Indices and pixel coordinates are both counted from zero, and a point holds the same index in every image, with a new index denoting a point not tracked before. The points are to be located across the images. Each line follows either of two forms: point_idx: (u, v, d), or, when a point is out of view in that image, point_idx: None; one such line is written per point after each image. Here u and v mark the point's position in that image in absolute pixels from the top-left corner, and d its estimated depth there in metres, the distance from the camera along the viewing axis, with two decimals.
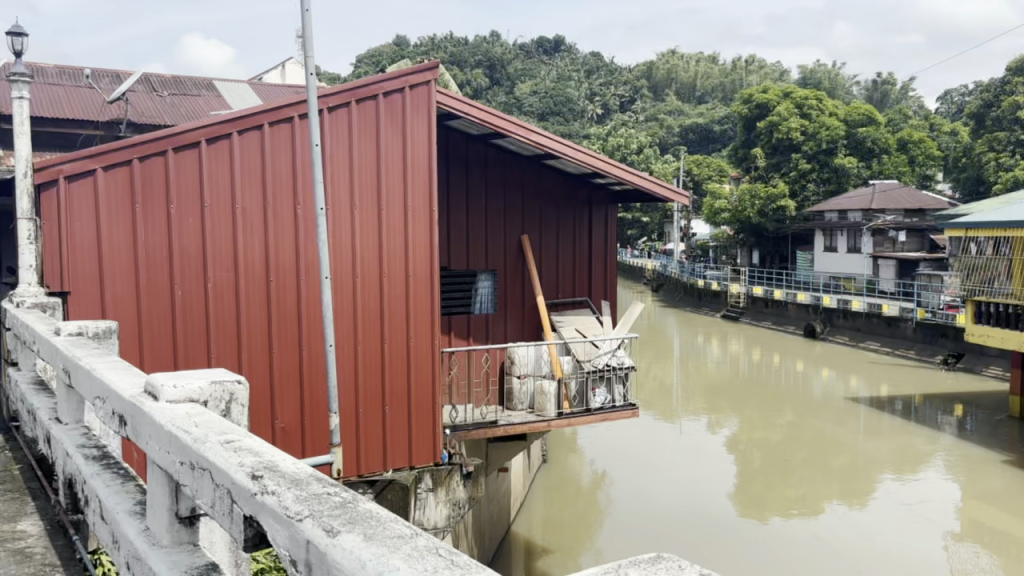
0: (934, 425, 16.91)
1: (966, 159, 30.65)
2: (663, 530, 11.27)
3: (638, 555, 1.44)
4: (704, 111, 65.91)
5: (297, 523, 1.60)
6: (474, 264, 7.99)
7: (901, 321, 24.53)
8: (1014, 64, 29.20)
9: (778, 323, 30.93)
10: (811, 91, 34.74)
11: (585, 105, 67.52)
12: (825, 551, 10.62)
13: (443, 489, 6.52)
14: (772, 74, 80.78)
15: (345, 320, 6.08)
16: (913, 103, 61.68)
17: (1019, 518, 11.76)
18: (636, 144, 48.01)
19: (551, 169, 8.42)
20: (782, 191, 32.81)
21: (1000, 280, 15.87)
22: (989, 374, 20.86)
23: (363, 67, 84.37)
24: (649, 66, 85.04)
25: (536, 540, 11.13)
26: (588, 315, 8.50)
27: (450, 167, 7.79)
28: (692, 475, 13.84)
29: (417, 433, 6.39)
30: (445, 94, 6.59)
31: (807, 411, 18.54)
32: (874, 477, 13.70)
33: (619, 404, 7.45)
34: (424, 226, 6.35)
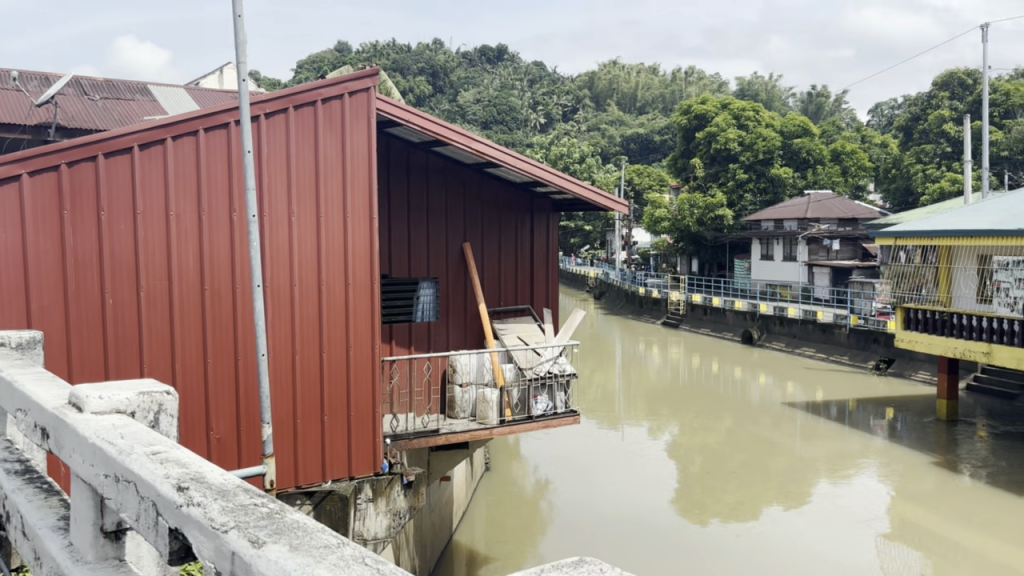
0: (867, 428, 17.38)
1: (896, 170, 31.70)
2: (605, 536, 11.35)
3: (563, 558, 1.48)
4: (645, 121, 66.88)
5: (222, 534, 1.58)
6: (416, 272, 7.95)
7: (834, 328, 25.19)
8: (940, 79, 30.51)
9: (717, 329, 31.46)
10: (748, 103, 35.49)
11: (528, 114, 67.93)
12: (761, 554, 10.80)
13: (383, 498, 6.44)
14: (711, 85, 82.23)
15: (282, 328, 5.99)
16: (846, 115, 63.42)
17: (947, 517, 12.15)
18: (579, 153, 48.47)
19: (493, 177, 8.43)
20: (720, 200, 33.48)
21: (927, 287, 16.61)
22: (918, 378, 21.48)
23: (305, 72, 83.39)
24: (592, 77, 86.05)
25: (478, 549, 11.10)
26: (530, 323, 8.54)
27: (391, 174, 7.75)
28: (633, 480, 13.96)
29: (356, 443, 6.31)
30: (385, 102, 6.56)
31: (745, 416, 18.90)
32: (809, 480, 13.99)
33: (560, 411, 7.48)
34: (365, 233, 6.31)
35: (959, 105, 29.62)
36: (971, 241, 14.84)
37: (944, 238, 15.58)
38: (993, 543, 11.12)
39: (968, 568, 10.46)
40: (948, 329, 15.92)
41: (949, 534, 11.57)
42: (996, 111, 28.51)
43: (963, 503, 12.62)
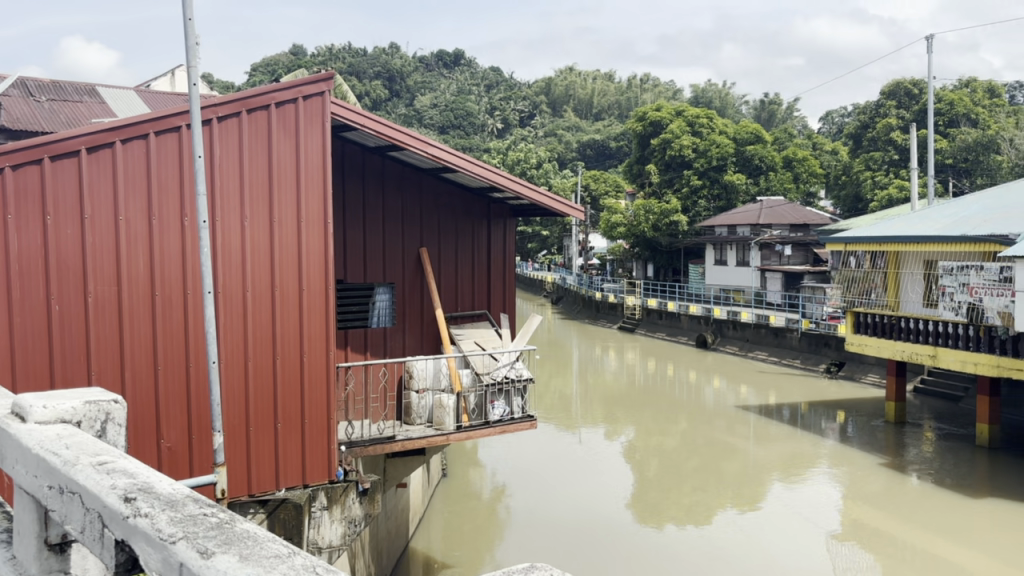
0: (818, 430, 17.69)
1: (846, 177, 32.37)
2: (562, 542, 11.37)
3: (516, 565, 1.89)
4: (601, 127, 67.38)
5: (170, 545, 1.55)
6: (371, 277, 7.91)
7: (787, 332, 25.59)
8: (887, 89, 31.37)
9: (671, 333, 31.79)
10: (702, 110, 36.00)
11: (485, 119, 68.00)
12: (716, 557, 10.89)
13: (338, 506, 6.37)
14: (665, 91, 83.06)
15: (235, 333, 5.91)
16: (798, 122, 64.57)
17: (895, 517, 12.40)
18: (536, 158, 48.68)
19: (449, 182, 8.42)
20: (674, 207, 33.84)
21: (877, 291, 17.04)
22: (868, 381, 21.88)
23: (258, 75, 82.45)
24: (548, 83, 86.50)
25: (435, 556, 11.03)
26: (487, 328, 8.54)
27: (346, 180, 7.69)
28: (590, 484, 14.02)
29: (311, 450, 6.24)
30: (340, 106, 6.52)
31: (700, 419, 19.10)
32: (764, 483, 14.15)
33: (518, 416, 7.49)
34: (319, 238, 6.25)
35: (905, 113, 30.41)
36: (919, 246, 15.20)
37: (892, 244, 15.94)
38: (942, 543, 11.33)
39: (917, 568, 10.64)
40: (896, 332, 16.22)
41: (898, 535, 11.76)
42: (941, 120, 29.32)
43: (912, 505, 12.84)
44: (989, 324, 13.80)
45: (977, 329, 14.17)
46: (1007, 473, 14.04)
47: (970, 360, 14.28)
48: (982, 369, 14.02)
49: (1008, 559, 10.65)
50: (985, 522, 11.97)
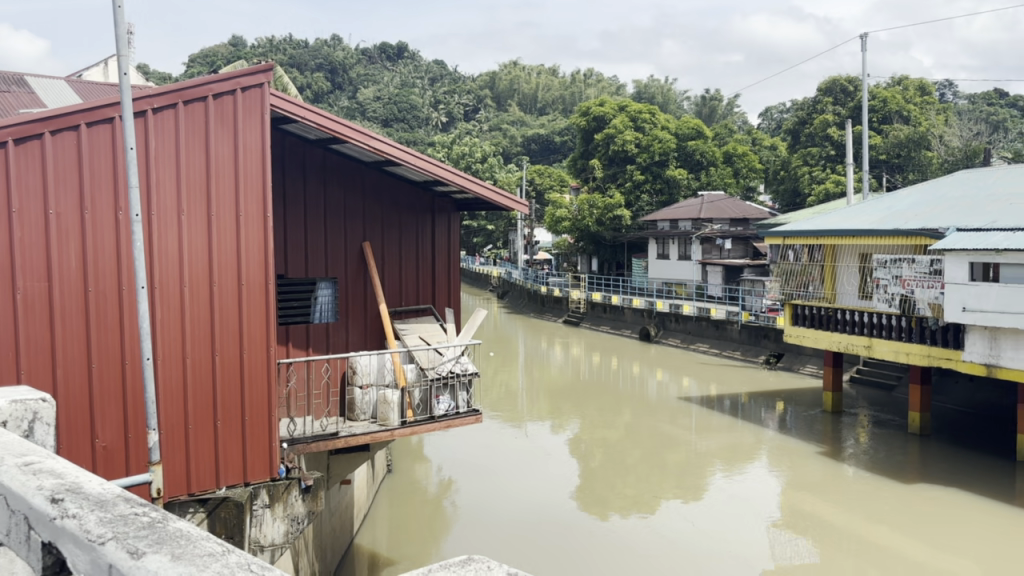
0: (758, 420, 18.05)
1: (784, 172, 33.02)
2: (506, 535, 11.37)
3: (453, 559, 1.94)
4: (545, 122, 67.67)
5: (99, 546, 1.52)
6: (314, 272, 7.81)
7: (726, 324, 26.04)
8: (823, 86, 32.12)
9: (616, 327, 32.11)
10: (644, 106, 36.45)
11: (430, 113, 67.68)
12: (659, 547, 11.03)
13: (280, 504, 6.29)
14: (608, 86, 83.70)
15: (172, 329, 5.78)
16: (738, 118, 65.66)
17: (833, 504, 12.71)
18: (480, 153, 48.70)
19: (392, 175, 8.36)
20: (618, 201, 34.12)
21: (814, 285, 17.46)
22: (806, 372, 22.38)
23: (196, 67, 80.55)
24: (493, 78, 86.60)
25: (380, 552, 10.97)
26: (431, 323, 8.52)
27: (287, 174, 7.58)
28: (536, 477, 14.09)
29: (252, 446, 6.15)
30: (280, 98, 6.42)
31: (644, 411, 19.34)
32: (705, 473, 14.39)
33: (463, 410, 7.45)
34: (258, 234, 6.16)
35: (841, 110, 31.20)
36: (855, 240, 15.59)
37: (829, 238, 16.29)
38: (875, 529, 11.67)
39: (852, 553, 10.93)
40: (833, 324, 16.59)
41: (835, 521, 12.07)
42: (875, 117, 30.10)
43: (849, 492, 13.18)
44: (921, 315, 14.28)
45: (909, 320, 14.62)
46: (937, 459, 14.52)
47: (903, 350, 14.75)
48: (914, 359, 14.48)
49: (937, 543, 11.03)
50: (915, 508, 12.37)
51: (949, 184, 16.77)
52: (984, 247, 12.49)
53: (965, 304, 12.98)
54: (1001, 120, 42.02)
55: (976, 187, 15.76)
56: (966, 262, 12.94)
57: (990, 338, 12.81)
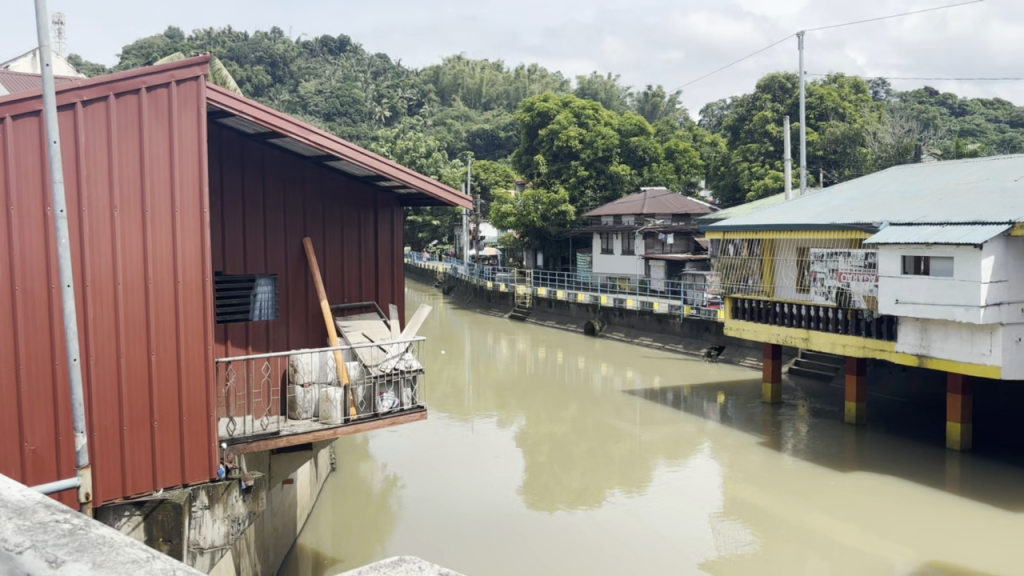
0: (700, 412, 18.32)
1: (724, 168, 33.56)
2: (451, 532, 11.34)
3: (384, 559, 1.94)
4: (490, 117, 67.62)
5: (17, 555, 1.54)
6: (252, 268, 7.67)
7: (669, 318, 26.37)
8: (762, 83, 32.73)
9: (561, 321, 32.30)
10: (588, 102, 36.76)
11: (373, 107, 67.15)
12: (603, 539, 11.11)
13: (220, 505, 6.19)
14: (553, 82, 84.06)
15: (104, 327, 5.62)
16: (679, 115, 66.52)
17: (773, 493, 12.98)
18: (425, 148, 48.49)
19: (334, 170, 8.26)
20: (562, 197, 34.23)
21: (753, 278, 17.71)
22: (746, 364, 22.80)
23: (131, 59, 78.53)
24: (437, 73, 86.21)
25: (325, 551, 10.84)
26: (375, 319, 8.44)
27: (224, 170, 7.43)
28: (481, 473, 14.06)
29: (190, 447, 6.01)
30: (216, 91, 6.29)
31: (589, 404, 19.49)
32: (649, 465, 14.57)
33: (407, 407, 7.37)
34: (195, 230, 6.03)
35: (779, 107, 31.83)
36: (793, 235, 15.91)
37: (768, 232, 16.59)
38: (814, 516, 11.95)
39: (792, 540, 11.15)
40: (771, 317, 16.88)
41: (774, 509, 12.33)
42: (812, 114, 30.75)
43: (788, 481, 13.48)
44: (856, 307, 14.65)
45: (845, 313, 14.99)
46: (872, 448, 14.92)
47: (839, 342, 15.10)
48: (850, 350, 14.85)
49: (872, 529, 11.33)
50: (851, 495, 12.70)
51: (882, 180, 17.23)
52: (914, 241, 12.88)
53: (898, 296, 13.36)
54: (932, 118, 43.31)
55: (908, 183, 16.21)
56: (899, 255, 13.29)
57: (921, 329, 13.23)
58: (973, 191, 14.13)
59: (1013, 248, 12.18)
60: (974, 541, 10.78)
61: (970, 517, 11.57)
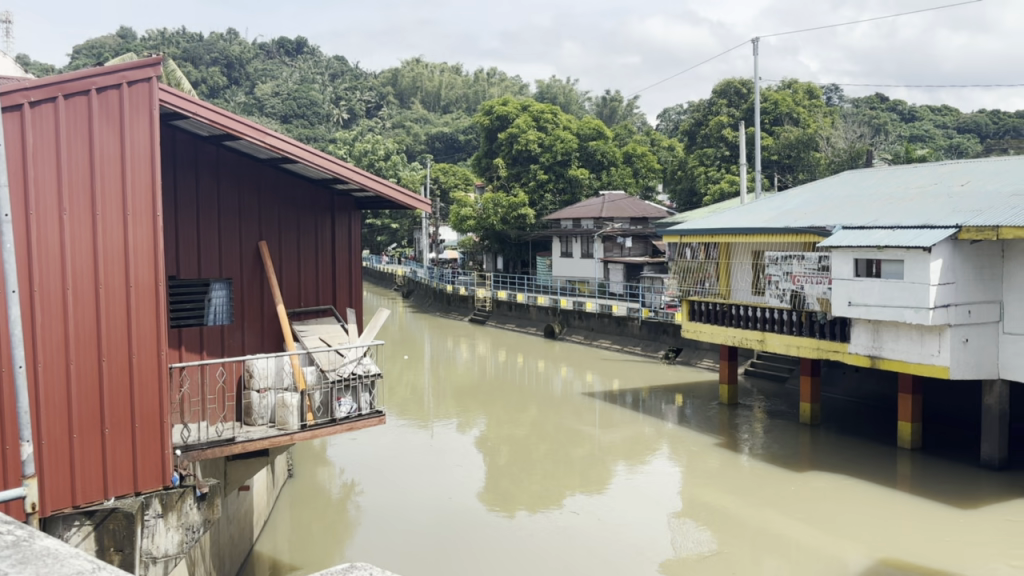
0: (659, 414, 18.49)
1: (681, 172, 33.92)
2: (413, 538, 11.26)
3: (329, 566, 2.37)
4: (448, 120, 67.56)
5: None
6: (207, 272, 7.57)
7: (628, 320, 26.54)
8: (718, 89, 33.17)
9: (521, 324, 32.37)
10: (546, 106, 36.93)
11: (330, 109, 66.65)
12: (562, 542, 11.15)
13: (174, 513, 6.12)
14: (512, 85, 84.30)
15: (54, 333, 5.48)
16: (637, 119, 67.17)
17: (729, 493, 13.16)
18: (383, 150, 48.30)
19: (290, 173, 8.18)
20: (522, 200, 34.29)
21: (710, 281, 17.89)
22: (703, 366, 23.06)
23: (81, 60, 76.85)
24: (395, 76, 85.90)
25: (282, 558, 10.72)
26: (332, 324, 8.39)
27: (178, 173, 7.31)
28: (441, 477, 14.04)
29: (143, 455, 5.92)
30: (169, 93, 6.19)
31: (548, 407, 19.56)
32: (608, 467, 14.67)
33: (365, 412, 7.34)
34: (147, 233, 5.95)
35: (734, 112, 32.27)
36: (748, 238, 16.15)
37: (724, 236, 16.80)
38: (770, 515, 12.13)
39: (748, 539, 11.31)
40: (727, 319, 17.10)
41: (730, 508, 12.50)
42: (767, 119, 31.25)
43: (744, 481, 13.67)
44: (810, 310, 14.91)
45: (799, 315, 15.24)
46: (826, 448, 15.17)
47: (794, 343, 15.36)
48: (804, 352, 15.11)
49: (825, 528, 11.54)
50: (806, 494, 12.92)
51: (835, 184, 17.55)
52: (866, 244, 13.13)
53: (850, 298, 13.62)
54: (882, 124, 44.27)
55: (860, 187, 16.55)
56: (852, 258, 13.56)
57: (873, 331, 13.51)
58: (922, 196, 14.47)
59: (962, 250, 12.44)
60: (924, 537, 11.03)
61: (920, 514, 11.84)
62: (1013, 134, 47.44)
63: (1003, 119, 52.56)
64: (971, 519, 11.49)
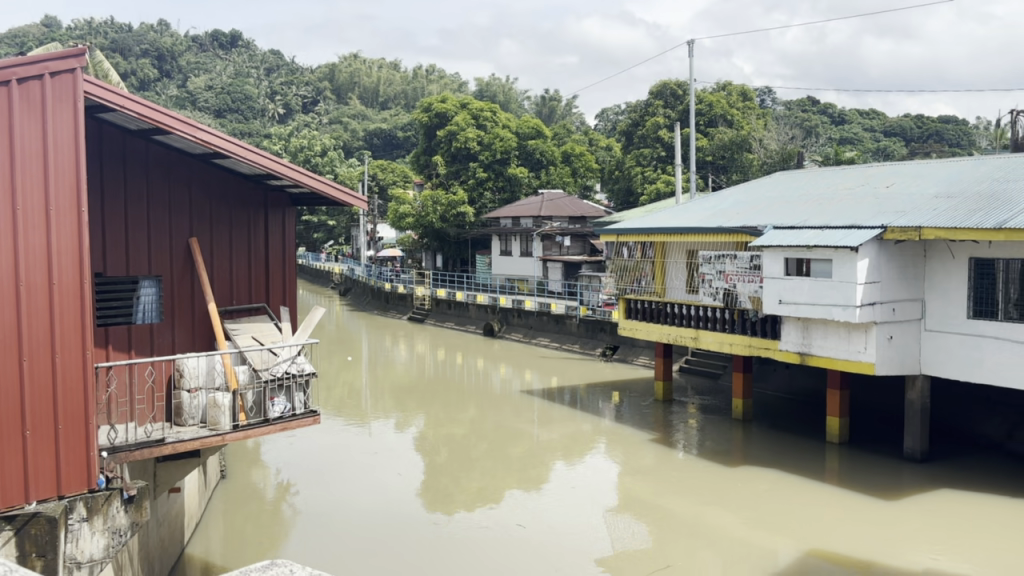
0: (596, 410, 18.69)
1: (619, 172, 34.29)
2: (347, 539, 11.13)
3: (261, 566, 2.94)
4: (387, 117, 67.06)
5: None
6: (135, 269, 7.39)
7: (566, 318, 26.72)
8: (655, 90, 33.60)
9: (460, 322, 32.33)
10: (485, 103, 36.94)
11: (266, 103, 65.49)
12: (501, 539, 11.20)
13: (100, 516, 5.92)
14: (452, 83, 84.07)
15: None
16: (576, 119, 67.74)
17: (663, 488, 13.37)
18: (320, 146, 47.66)
19: (221, 168, 8.03)
20: (461, 198, 34.24)
21: (645, 279, 18.10)
22: (639, 363, 23.37)
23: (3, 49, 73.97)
24: (333, 71, 84.93)
25: (214, 561, 10.51)
26: (266, 322, 8.26)
27: (104, 167, 7.10)
28: (379, 477, 13.94)
29: (67, 457, 5.75)
30: (94, 85, 6.03)
31: (487, 405, 19.58)
32: (546, 464, 14.77)
33: (299, 412, 7.25)
34: (71, 228, 5.78)
35: (671, 113, 32.73)
36: (683, 238, 16.40)
37: (659, 235, 17.04)
38: (703, 509, 12.35)
39: (683, 533, 11.50)
40: (663, 317, 17.36)
41: (664, 503, 12.68)
42: (702, 120, 31.74)
43: (678, 476, 13.89)
44: (742, 308, 15.24)
45: (732, 313, 15.56)
46: (757, 442, 15.53)
47: (726, 341, 15.68)
48: (737, 349, 15.43)
49: (756, 521, 11.80)
50: (738, 488, 13.19)
51: (767, 185, 17.96)
52: (796, 244, 13.42)
53: (781, 296, 13.95)
54: (813, 126, 45.50)
55: (791, 188, 16.96)
56: (782, 258, 13.86)
57: (803, 328, 13.86)
58: (850, 197, 14.90)
59: (887, 250, 12.81)
60: (851, 529, 11.37)
61: (846, 506, 12.21)
62: (936, 138, 49.23)
63: (926, 124, 54.48)
64: (895, 510, 11.89)
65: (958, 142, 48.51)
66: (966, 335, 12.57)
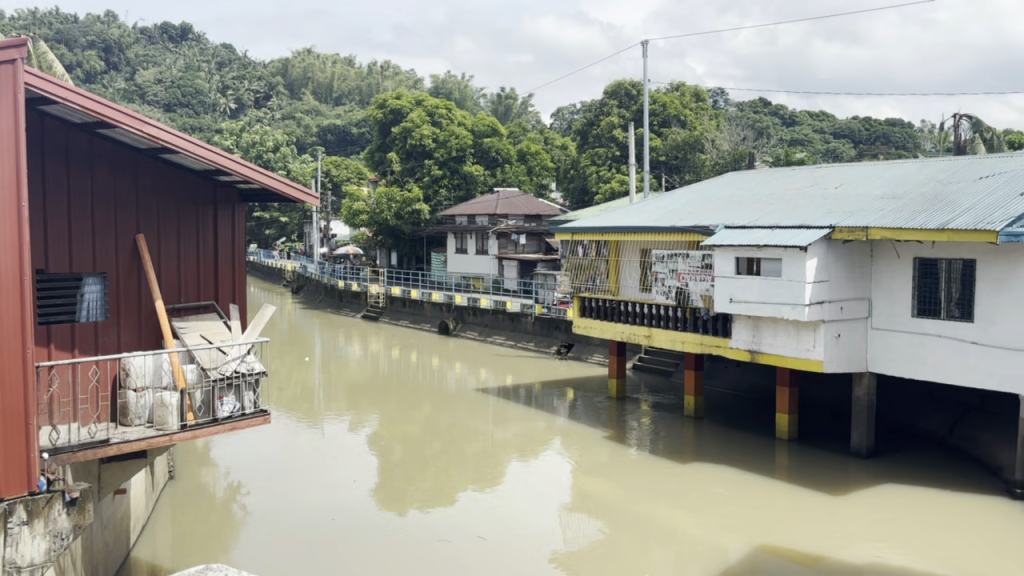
0: (551, 408, 18.75)
1: (574, 171, 34.46)
2: (299, 540, 11.01)
3: None
4: (341, 112, 66.43)
5: None
6: (79, 267, 7.19)
7: (521, 317, 26.74)
8: (610, 89, 33.76)
9: (415, 321, 32.17)
10: (440, 101, 36.80)
11: (217, 97, 64.33)
12: (454, 538, 11.16)
13: (40, 519, 5.78)
14: (407, 79, 83.58)
15: None
16: (532, 118, 67.89)
17: (617, 485, 13.47)
18: (273, 142, 46.97)
19: (169, 163, 7.89)
20: (416, 195, 34.05)
21: (600, 277, 18.17)
22: (593, 361, 23.49)
23: None
24: (286, 65, 83.85)
25: (162, 563, 10.32)
26: (214, 321, 8.13)
27: (46, 160, 6.89)
28: (332, 476, 13.81)
29: (5, 457, 5.59)
30: (35, 75, 5.86)
31: (441, 403, 19.51)
32: (501, 462, 14.79)
33: (249, 411, 7.15)
34: (10, 223, 5.61)
35: (625, 112, 32.95)
36: (636, 236, 16.51)
37: (613, 233, 17.13)
38: (655, 505, 12.49)
39: (636, 530, 11.61)
40: (617, 315, 17.48)
41: (618, 500, 12.77)
42: (656, 120, 32.02)
43: (631, 473, 13.99)
44: (694, 306, 15.42)
45: (684, 311, 15.74)
46: (708, 439, 15.72)
47: (678, 338, 15.84)
48: (689, 346, 15.60)
49: (707, 517, 11.96)
50: (690, 484, 13.35)
51: (719, 184, 18.18)
52: (747, 244, 13.58)
53: (732, 295, 14.10)
54: (765, 127, 46.19)
55: (742, 188, 17.19)
56: (733, 257, 14.00)
57: (753, 327, 14.06)
58: (799, 197, 15.16)
59: (835, 249, 13.04)
60: (799, 523, 11.60)
61: (795, 501, 12.45)
62: (883, 141, 50.35)
63: (873, 126, 55.71)
64: (841, 504, 12.17)
65: (903, 145, 49.68)
66: (911, 333, 12.87)
